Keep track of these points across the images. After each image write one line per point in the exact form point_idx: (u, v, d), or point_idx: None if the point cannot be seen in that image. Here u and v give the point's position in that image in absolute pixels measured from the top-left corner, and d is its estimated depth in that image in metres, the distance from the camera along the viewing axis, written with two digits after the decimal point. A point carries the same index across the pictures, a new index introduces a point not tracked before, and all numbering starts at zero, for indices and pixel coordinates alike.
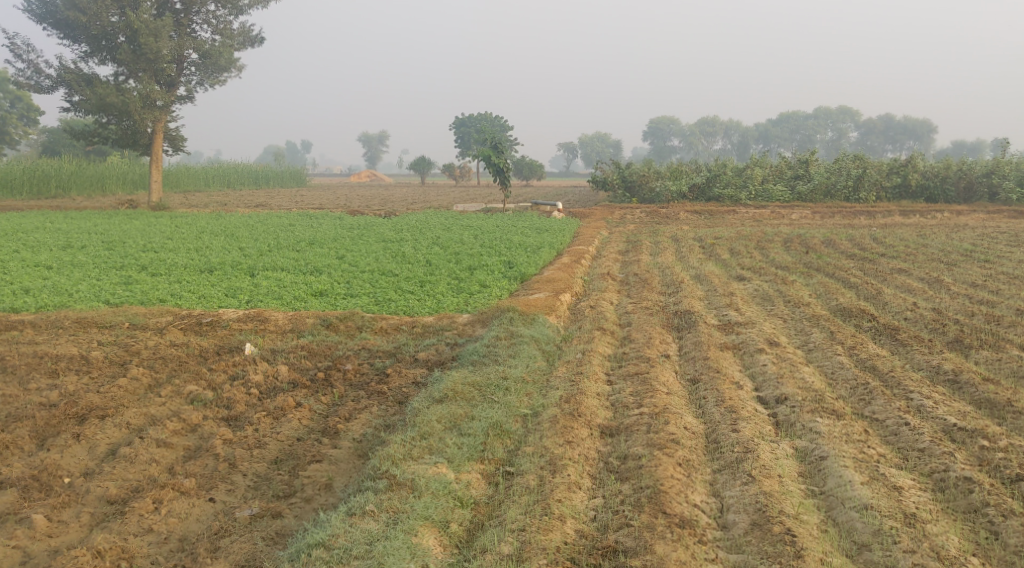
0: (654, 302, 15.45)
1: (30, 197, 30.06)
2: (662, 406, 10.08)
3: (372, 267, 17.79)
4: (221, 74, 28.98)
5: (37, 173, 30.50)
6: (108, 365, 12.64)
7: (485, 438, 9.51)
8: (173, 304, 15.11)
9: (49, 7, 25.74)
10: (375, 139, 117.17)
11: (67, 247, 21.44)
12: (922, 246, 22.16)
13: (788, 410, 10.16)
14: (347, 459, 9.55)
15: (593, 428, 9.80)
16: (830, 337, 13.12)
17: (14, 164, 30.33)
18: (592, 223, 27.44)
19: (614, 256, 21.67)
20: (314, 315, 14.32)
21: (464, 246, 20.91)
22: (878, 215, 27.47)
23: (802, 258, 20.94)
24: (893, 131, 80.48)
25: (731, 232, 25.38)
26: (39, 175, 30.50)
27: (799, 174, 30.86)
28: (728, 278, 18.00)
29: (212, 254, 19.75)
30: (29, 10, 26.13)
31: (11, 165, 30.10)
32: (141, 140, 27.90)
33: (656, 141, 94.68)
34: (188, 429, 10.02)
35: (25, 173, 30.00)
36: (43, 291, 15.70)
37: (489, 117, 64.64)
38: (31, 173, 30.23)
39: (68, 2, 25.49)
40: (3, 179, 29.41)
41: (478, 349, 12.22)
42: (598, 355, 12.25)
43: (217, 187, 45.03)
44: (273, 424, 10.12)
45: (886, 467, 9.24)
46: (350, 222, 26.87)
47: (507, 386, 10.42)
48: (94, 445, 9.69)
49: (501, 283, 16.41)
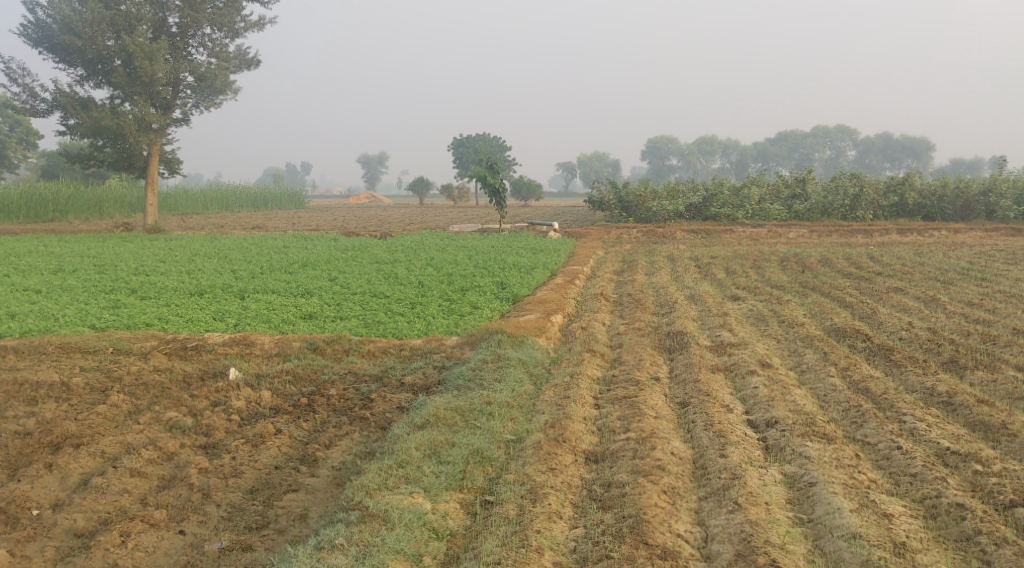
0: (647, 322, 15.25)
1: (26, 221, 29.89)
2: (650, 431, 9.85)
3: (364, 289, 17.59)
4: (217, 97, 28.88)
5: (34, 197, 30.34)
6: (89, 391, 12.41)
7: (465, 466, 9.28)
8: (159, 328, 14.90)
9: (45, 31, 25.65)
10: (375, 161, 117.25)
11: (58, 271, 21.26)
12: (918, 264, 21.99)
13: (777, 434, 9.93)
14: (324, 488, 9.33)
15: (577, 454, 9.58)
16: (824, 358, 12.91)
17: (11, 188, 30.16)
18: (588, 242, 27.30)
19: (608, 276, 21.50)
20: (301, 338, 14.10)
21: (457, 266, 20.75)
22: (876, 234, 27.32)
23: (798, 277, 20.76)
24: (892, 149, 80.52)
25: (727, 251, 25.23)
26: (35, 199, 30.39)
27: (796, 193, 30.74)
28: (722, 298, 17.81)
29: (203, 277, 19.56)
30: (25, 35, 26.05)
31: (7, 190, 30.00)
32: (137, 163, 27.75)
33: (655, 161, 94.73)
34: (164, 458, 9.78)
35: (21, 197, 29.82)
36: (29, 316, 15.49)
37: (488, 138, 64.62)
38: (28, 197, 30.07)
39: (63, 26, 25.42)
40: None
41: (465, 373, 11.99)
42: (587, 378, 12.01)
43: (215, 210, 44.94)
44: (251, 451, 9.89)
45: (875, 494, 9.01)
46: (344, 243, 26.70)
47: (491, 411, 10.19)
48: (66, 476, 9.46)
49: (492, 304, 16.21)
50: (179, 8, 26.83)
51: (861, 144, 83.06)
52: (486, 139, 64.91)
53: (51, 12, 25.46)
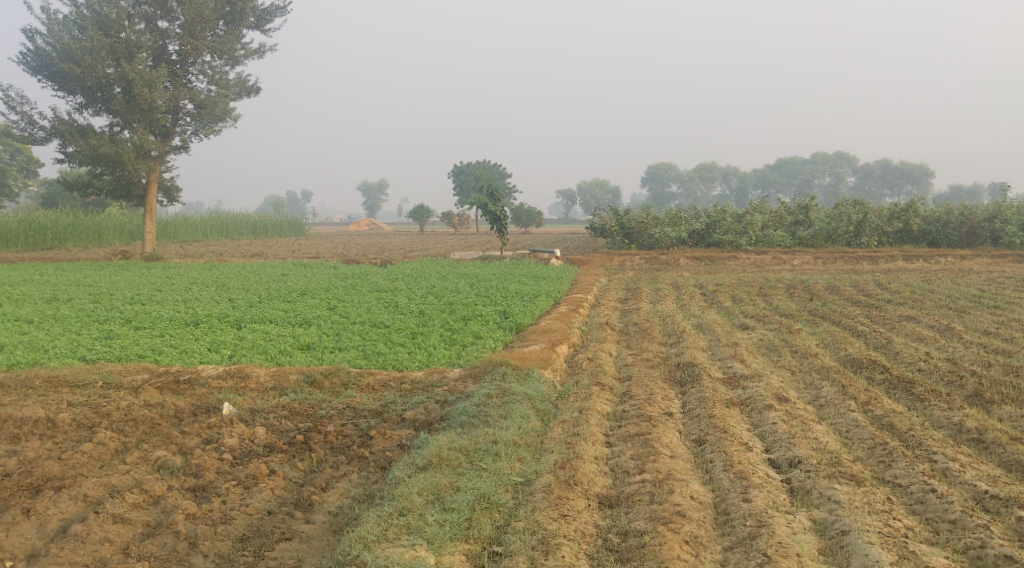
0: (656, 353, 14.71)
1: (24, 249, 29.44)
2: (666, 472, 9.29)
3: (363, 318, 17.07)
4: (217, 124, 28.48)
5: (32, 225, 29.92)
6: (76, 428, 11.85)
7: (471, 513, 8.71)
8: (152, 360, 14.35)
9: (45, 59, 25.29)
10: (375, 188, 117.07)
11: (53, 300, 20.75)
12: (928, 292, 21.45)
13: (803, 475, 9.37)
14: (321, 536, 8.78)
15: (590, 498, 9.01)
16: (842, 391, 12.34)
17: (9, 216, 29.78)
18: (590, 270, 26.83)
19: (612, 304, 20.99)
20: (298, 370, 13.53)
21: (459, 295, 20.25)
22: (881, 260, 26.82)
23: (806, 305, 20.24)
24: (891, 176, 80.21)
25: (732, 278, 24.74)
26: (35, 227, 29.97)
27: (799, 220, 30.27)
28: (731, 327, 17.27)
29: (199, 307, 19.03)
30: (24, 63, 25.70)
31: (7, 218, 29.62)
32: (135, 191, 27.32)
33: (655, 188, 94.50)
34: (150, 502, 9.21)
35: (19, 226, 29.42)
36: (19, 348, 14.96)
37: (488, 165, 64.29)
38: (26, 226, 29.65)
39: (63, 54, 25.05)
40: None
41: (469, 409, 11.42)
42: (596, 414, 11.44)
43: (215, 237, 44.51)
44: (243, 494, 9.31)
45: (914, 544, 8.53)
46: (344, 271, 26.20)
47: (497, 451, 9.60)
48: (44, 522, 8.92)
49: (495, 334, 15.68)
50: (179, 36, 26.47)
51: (860, 171, 82.81)
52: (485, 166, 64.53)
53: (51, 39, 25.11)
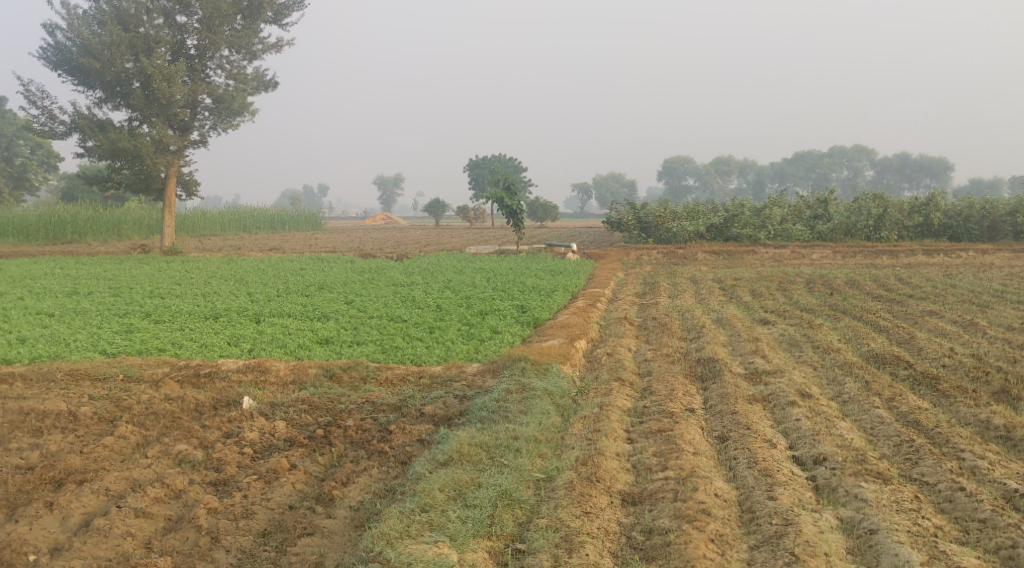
0: (675, 348, 14.61)
1: (44, 243, 29.63)
2: (690, 469, 9.21)
3: (381, 312, 17.04)
4: (235, 119, 28.51)
5: (52, 219, 30.07)
6: (97, 422, 11.87)
7: (493, 509, 8.64)
8: (172, 354, 14.37)
9: (65, 53, 25.37)
10: (391, 182, 117.15)
11: (73, 294, 20.83)
12: (950, 286, 21.24)
13: (828, 473, 9.28)
14: (342, 531, 8.73)
15: (613, 495, 8.94)
16: (866, 387, 12.22)
17: (29, 210, 29.98)
18: (607, 264, 26.72)
19: (630, 299, 20.88)
20: (317, 365, 13.52)
21: (476, 289, 20.19)
22: (901, 255, 26.59)
23: (826, 299, 20.07)
24: (910, 169, 79.64)
25: (751, 273, 24.56)
26: (56, 221, 30.12)
27: (818, 214, 30.05)
28: (750, 322, 17.15)
29: (218, 301, 19.06)
30: (45, 58, 25.80)
31: (28, 212, 29.78)
32: (154, 185, 27.38)
33: (672, 182, 94.16)
34: (171, 496, 9.20)
35: (40, 219, 29.61)
36: (40, 341, 15.02)
37: (504, 159, 64.20)
38: (46, 219, 29.83)
39: (82, 49, 25.12)
40: (20, 225, 29.10)
41: (488, 404, 11.36)
42: (617, 410, 11.36)
43: (233, 231, 44.62)
44: (264, 489, 9.29)
45: (945, 544, 8.40)
46: (362, 265, 26.20)
47: (518, 447, 9.54)
48: (66, 516, 8.91)
49: (513, 329, 15.62)
50: (198, 30, 26.51)
51: (878, 164, 82.25)
52: (501, 160, 64.43)
53: (71, 34, 25.19)
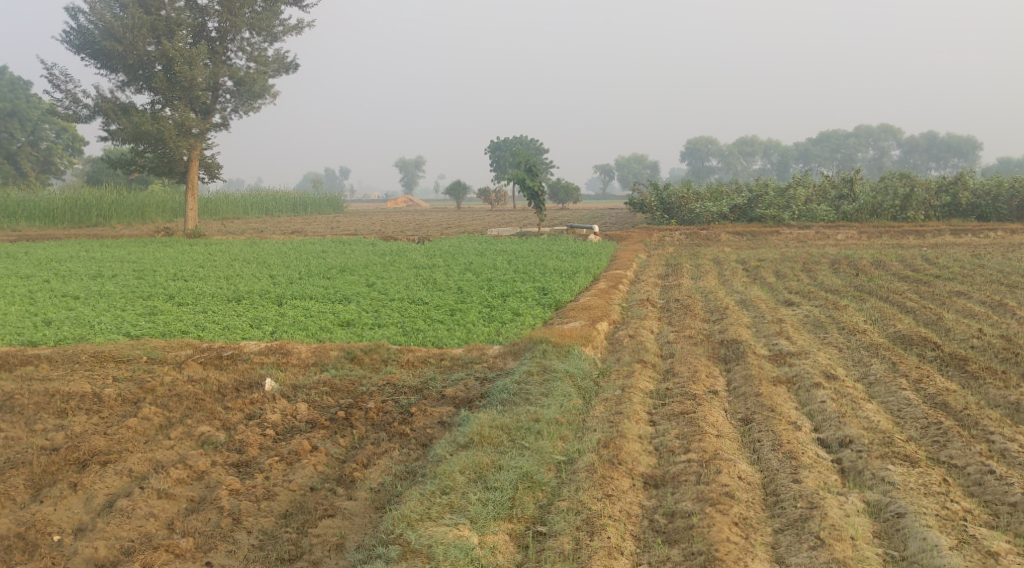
0: (699, 330, 14.49)
1: (70, 226, 29.83)
2: (713, 452, 9.13)
3: (403, 295, 17.01)
4: (256, 101, 28.52)
5: (78, 202, 30.24)
6: (120, 404, 11.92)
7: (514, 492, 8.60)
8: (195, 336, 14.41)
9: (88, 37, 25.43)
10: (413, 165, 117.04)
11: (98, 276, 20.94)
12: (978, 266, 20.94)
13: (854, 455, 9.19)
14: (363, 513, 8.71)
15: (635, 478, 8.87)
16: (892, 368, 12.07)
17: (55, 194, 30.17)
18: (630, 245, 26.56)
19: (653, 280, 20.74)
20: (338, 347, 13.52)
21: (497, 271, 20.13)
22: (928, 235, 26.25)
23: (852, 280, 19.83)
24: (937, 149, 78.74)
25: (775, 254, 24.34)
26: (81, 204, 30.28)
27: (843, 193, 29.74)
28: (775, 303, 16.98)
29: (241, 283, 19.10)
30: (68, 42, 25.87)
31: (53, 196, 29.95)
32: (177, 168, 27.44)
33: (695, 163, 93.54)
34: (194, 477, 9.22)
35: (65, 203, 29.80)
36: (65, 323, 15.10)
37: (525, 141, 63.99)
38: (71, 203, 30.01)
39: (105, 32, 25.16)
40: (46, 209, 29.29)
41: (509, 386, 11.33)
42: (639, 392, 11.28)
43: (256, 214, 44.72)
44: (286, 470, 9.31)
45: (974, 528, 8.27)
46: (383, 248, 26.18)
47: (539, 429, 9.49)
48: (90, 497, 8.94)
49: (534, 310, 15.55)
50: (218, 13, 26.50)
51: (904, 144, 81.31)
52: (523, 142, 64.21)
53: (93, 17, 25.22)
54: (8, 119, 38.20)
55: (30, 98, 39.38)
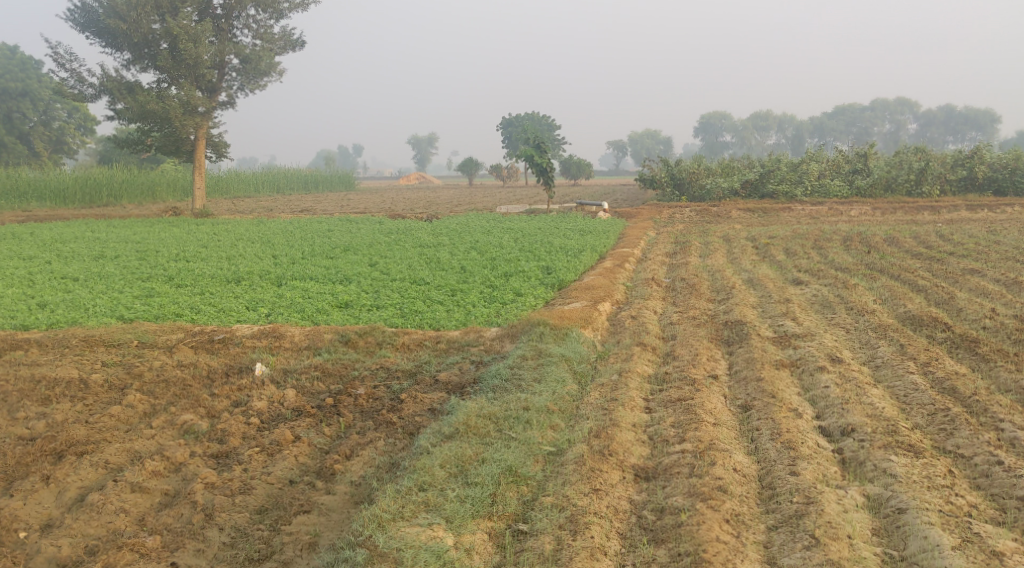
0: (703, 311, 14.07)
1: (81, 206, 29.55)
2: (708, 442, 8.77)
3: (404, 275, 16.64)
4: (262, 79, 28.12)
5: (88, 182, 29.96)
6: (107, 390, 11.61)
7: (496, 487, 8.27)
8: (189, 320, 14.06)
9: (91, 15, 25.03)
10: (425, 142, 116.33)
11: (99, 258, 20.61)
12: (993, 243, 20.41)
13: (855, 445, 8.82)
14: (340, 509, 8.43)
15: (625, 471, 8.54)
16: (901, 351, 11.65)
17: (65, 174, 29.85)
18: (638, 223, 26.09)
19: (660, 259, 20.29)
20: (333, 330, 13.16)
21: (502, 250, 19.75)
22: (943, 210, 25.66)
23: (863, 258, 19.35)
24: (954, 122, 77.72)
25: (786, 230, 23.85)
26: (91, 183, 30.00)
27: (857, 168, 29.16)
28: (783, 282, 16.53)
29: (242, 264, 18.74)
30: (73, 20, 25.47)
31: (63, 175, 29.67)
32: (184, 147, 27.07)
33: (709, 138, 92.52)
34: (170, 469, 8.96)
35: (75, 183, 29.49)
36: (60, 306, 14.78)
37: (536, 117, 63.38)
38: (81, 183, 29.73)
39: (109, 11, 24.73)
40: (56, 189, 29.02)
41: (502, 371, 10.99)
42: (637, 376, 10.91)
43: (267, 193, 44.36)
44: (265, 462, 9.06)
45: (979, 525, 7.88)
46: (389, 226, 25.81)
47: (528, 418, 9.16)
48: (63, 490, 8.68)
49: (536, 291, 15.17)
50: None
51: (921, 117, 80.22)
52: (535, 118, 63.53)
53: None
54: (20, 99, 37.87)
55: (41, 77, 39.03)
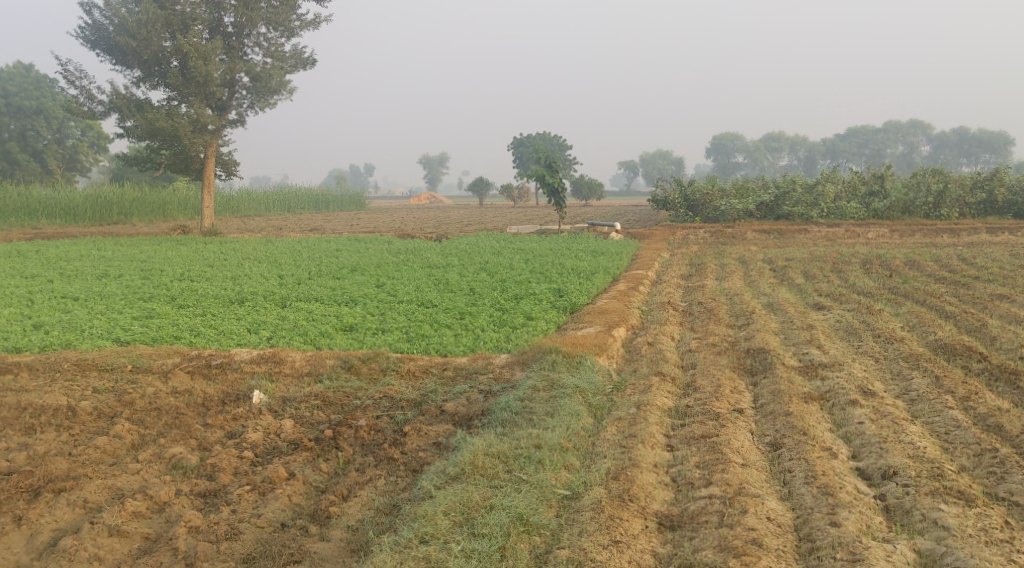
0: (722, 337, 13.36)
1: (90, 225, 29.02)
2: (738, 487, 8.18)
3: (412, 297, 15.98)
4: (273, 98, 27.61)
5: (98, 199, 29.44)
6: (95, 418, 10.95)
7: (505, 539, 7.64)
8: (187, 343, 13.41)
9: (102, 32, 24.57)
10: (436, 162, 116.17)
11: (102, 277, 20.01)
12: (1019, 267, 19.67)
13: (899, 491, 8.22)
14: (335, 558, 7.88)
15: (647, 519, 7.95)
16: (936, 383, 10.92)
17: (76, 191, 29.36)
18: (652, 244, 25.42)
19: (675, 281, 19.59)
20: (336, 355, 12.47)
21: (514, 271, 19.11)
22: (963, 233, 24.88)
23: (885, 282, 18.61)
24: (968, 144, 76.84)
25: (803, 253, 23.15)
26: (102, 201, 29.46)
27: (874, 190, 28.47)
28: (804, 307, 15.80)
29: (246, 284, 18.11)
30: (84, 37, 25.02)
31: (73, 192, 29.15)
32: (194, 165, 26.48)
33: (720, 158, 91.85)
34: (154, 510, 8.43)
35: (86, 201, 28.94)
36: (55, 328, 14.13)
37: (548, 138, 62.84)
38: (92, 201, 29.23)
39: (120, 28, 24.26)
40: (66, 206, 28.51)
41: (513, 404, 10.28)
42: (657, 410, 10.20)
43: (277, 212, 43.83)
44: (256, 503, 8.48)
45: None
46: (399, 247, 25.20)
47: (541, 457, 8.49)
48: (35, 533, 8.17)
49: (548, 314, 14.50)
50: (235, 7, 25.54)
51: (934, 139, 79.44)
52: (546, 138, 62.98)
53: (108, 13, 24.33)
54: (34, 118, 37.52)
55: (54, 95, 38.62)
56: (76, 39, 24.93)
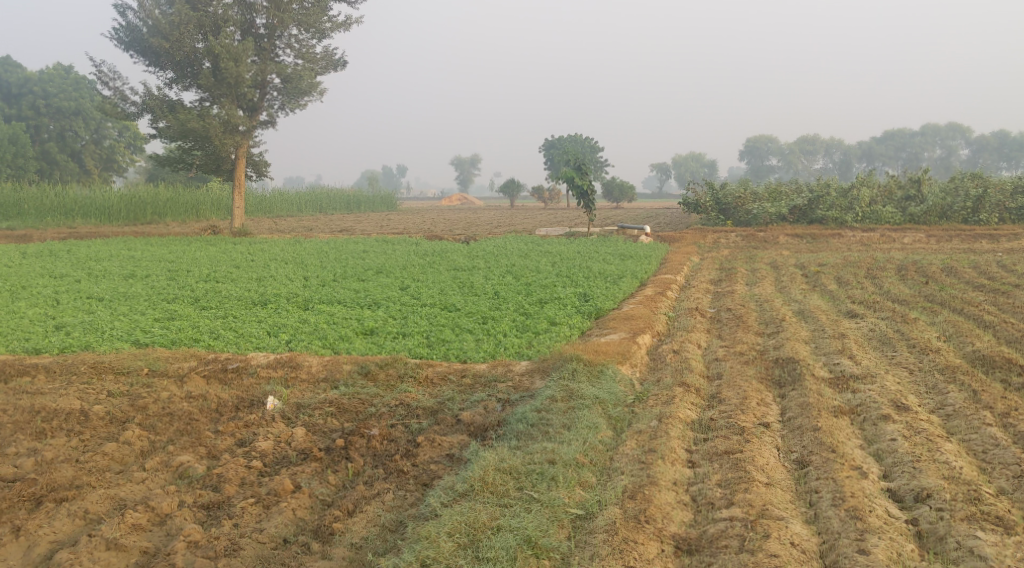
0: (751, 346, 12.91)
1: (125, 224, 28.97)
2: (761, 509, 7.81)
3: (435, 300, 15.67)
4: (303, 99, 27.43)
5: (132, 199, 29.43)
6: (106, 423, 10.74)
7: (512, 564, 7.35)
8: (205, 346, 13.19)
9: (136, 33, 24.52)
10: (468, 163, 116.08)
11: (129, 277, 19.89)
12: None
13: (932, 516, 7.83)
14: None
15: (664, 542, 7.60)
16: (974, 396, 10.45)
17: (110, 191, 29.37)
18: (682, 247, 24.96)
19: (704, 286, 19.15)
20: (353, 360, 12.18)
21: (540, 274, 18.76)
22: (1003, 238, 24.19)
23: (922, 289, 18.04)
24: (1008, 147, 75.41)
25: (837, 258, 22.60)
26: (136, 200, 29.44)
27: (910, 194, 27.80)
28: (837, 314, 15.31)
29: (271, 285, 17.91)
30: (118, 39, 25.01)
31: (107, 191, 29.15)
32: (223, 166, 26.40)
33: (754, 161, 90.86)
34: (154, 522, 8.21)
35: (120, 200, 28.95)
36: (76, 329, 13.98)
37: (580, 140, 62.39)
38: (127, 200, 29.23)
39: (153, 30, 24.21)
40: (102, 205, 28.50)
41: (530, 415, 9.94)
42: (679, 422, 9.82)
43: (309, 212, 43.76)
44: (259, 517, 8.24)
45: None
46: (426, 248, 24.93)
47: (554, 474, 8.16)
48: (32, 546, 7.97)
49: (573, 320, 14.14)
50: (266, 9, 25.41)
51: (973, 143, 78.05)
52: (578, 140, 62.54)
53: (142, 15, 24.27)
54: (74, 118, 37.53)
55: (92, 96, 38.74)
56: (111, 40, 24.92)
